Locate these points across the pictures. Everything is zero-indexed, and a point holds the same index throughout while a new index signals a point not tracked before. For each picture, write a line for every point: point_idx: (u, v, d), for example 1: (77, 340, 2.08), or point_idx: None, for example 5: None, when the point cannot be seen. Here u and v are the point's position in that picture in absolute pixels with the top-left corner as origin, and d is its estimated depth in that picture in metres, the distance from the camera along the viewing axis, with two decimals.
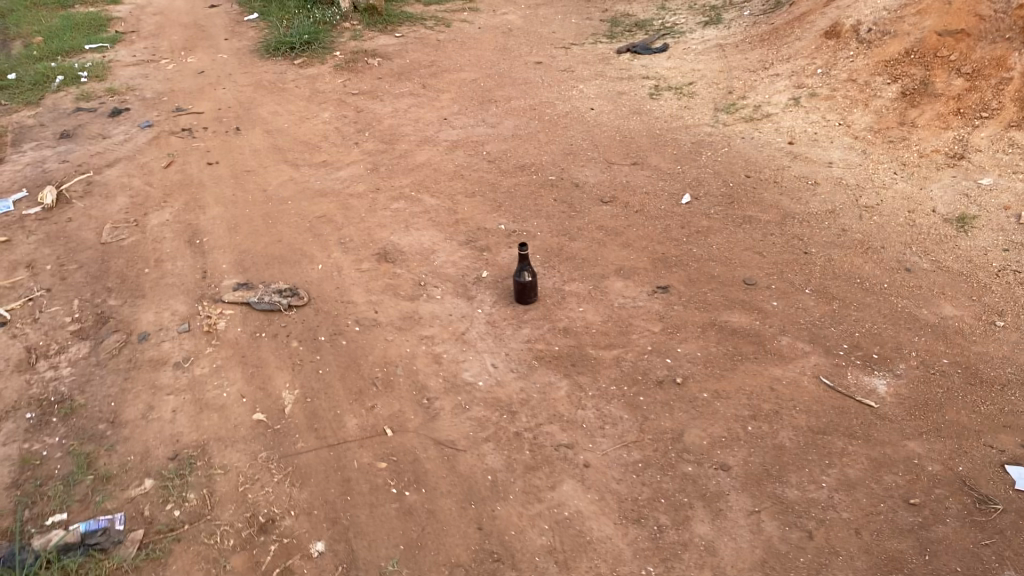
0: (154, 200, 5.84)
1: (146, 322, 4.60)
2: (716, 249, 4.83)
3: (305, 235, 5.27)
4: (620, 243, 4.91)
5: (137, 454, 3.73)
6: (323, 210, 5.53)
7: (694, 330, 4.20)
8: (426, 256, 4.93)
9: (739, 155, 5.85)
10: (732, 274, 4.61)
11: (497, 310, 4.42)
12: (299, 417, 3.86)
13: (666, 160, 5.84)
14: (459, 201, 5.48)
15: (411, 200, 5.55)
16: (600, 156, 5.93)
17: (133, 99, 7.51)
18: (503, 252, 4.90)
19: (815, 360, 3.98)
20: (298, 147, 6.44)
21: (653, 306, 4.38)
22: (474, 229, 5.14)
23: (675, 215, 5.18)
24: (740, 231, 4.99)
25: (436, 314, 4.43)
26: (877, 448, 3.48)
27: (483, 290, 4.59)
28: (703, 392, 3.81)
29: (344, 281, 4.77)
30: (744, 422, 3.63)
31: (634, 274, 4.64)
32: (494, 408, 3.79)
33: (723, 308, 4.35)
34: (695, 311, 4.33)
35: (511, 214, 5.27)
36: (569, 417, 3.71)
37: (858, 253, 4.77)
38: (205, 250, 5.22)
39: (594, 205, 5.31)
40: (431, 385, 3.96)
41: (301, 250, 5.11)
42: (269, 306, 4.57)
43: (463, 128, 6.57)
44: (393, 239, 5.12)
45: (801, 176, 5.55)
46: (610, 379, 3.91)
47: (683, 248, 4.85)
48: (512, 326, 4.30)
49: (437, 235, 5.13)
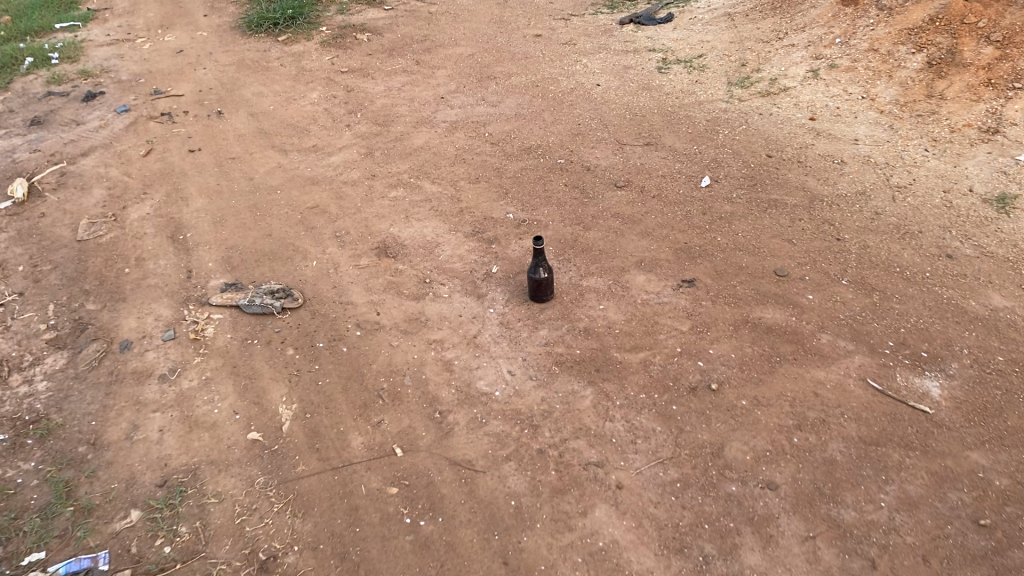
0: (134, 192, 5.44)
1: (128, 329, 4.23)
2: (742, 236, 4.49)
3: (298, 228, 4.89)
4: (637, 233, 4.56)
5: (122, 481, 3.38)
6: (316, 200, 5.14)
7: (725, 328, 3.87)
8: (429, 250, 4.56)
9: (757, 133, 5.49)
10: (761, 264, 4.27)
11: (510, 310, 4.08)
12: (298, 436, 3.51)
13: (681, 139, 5.47)
14: (461, 188, 5.11)
15: (410, 187, 5.17)
16: (609, 137, 5.56)
17: (108, 81, 7.06)
18: (513, 244, 4.54)
19: (860, 361, 3.66)
20: (286, 131, 6.03)
21: (679, 303, 4.04)
22: (479, 220, 4.78)
23: (695, 200, 4.83)
24: (765, 216, 4.65)
25: (443, 315, 4.08)
26: (937, 460, 3.17)
27: (494, 287, 4.24)
28: (741, 399, 3.48)
29: (342, 280, 4.41)
30: (789, 434, 3.31)
31: (656, 267, 4.29)
32: (514, 422, 3.45)
33: (755, 303, 4.01)
34: (725, 307, 4.00)
35: (519, 202, 4.91)
36: (596, 431, 3.38)
37: (894, 239, 4.44)
38: (190, 247, 4.84)
39: (607, 190, 4.96)
40: (442, 397, 3.62)
41: (293, 245, 4.74)
42: (260, 309, 4.20)
43: (462, 107, 6.17)
44: (393, 231, 4.75)
45: (825, 155, 5.20)
46: (638, 386, 3.58)
47: (706, 236, 4.51)
48: (528, 327, 3.96)
49: (440, 226, 4.77)
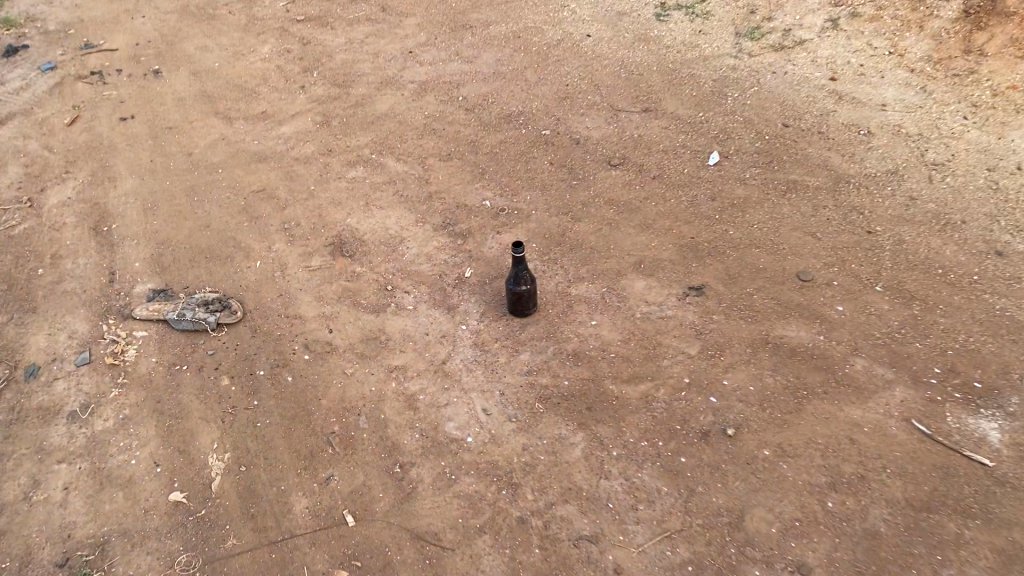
0: (54, 170, 4.70)
1: (36, 350, 3.58)
2: (757, 229, 3.85)
3: (240, 218, 4.21)
4: (635, 226, 3.92)
5: (14, 559, 2.78)
6: (263, 182, 4.45)
7: (741, 352, 3.26)
8: (392, 247, 3.92)
9: (772, 97, 4.79)
10: (781, 266, 3.65)
11: (486, 327, 3.46)
12: (230, 497, 2.90)
13: (685, 104, 4.77)
14: (431, 166, 4.44)
15: (372, 166, 4.50)
16: (602, 100, 4.85)
17: (33, 32, 6.22)
18: (489, 241, 3.90)
19: (902, 395, 3.07)
20: (232, 93, 5.27)
21: (685, 318, 3.43)
22: (450, 209, 4.12)
23: (702, 181, 4.17)
24: (784, 202, 4.01)
25: (407, 334, 3.46)
26: (1003, 533, 2.59)
27: (467, 297, 3.61)
28: (762, 448, 2.90)
29: (289, 286, 3.76)
30: (823, 497, 2.73)
31: (658, 270, 3.67)
32: (490, 480, 2.86)
33: (776, 319, 3.40)
34: (740, 323, 3.39)
35: (497, 185, 4.25)
36: (589, 494, 2.79)
37: (934, 231, 3.81)
38: (115, 241, 4.15)
39: (599, 169, 4.29)
40: (403, 444, 3.01)
41: (234, 240, 4.07)
42: (192, 325, 3.56)
43: (433, 63, 5.42)
44: (350, 223, 4.09)
45: (849, 125, 4.54)
46: (639, 431, 2.98)
47: (716, 229, 3.87)
48: (506, 351, 3.35)
49: (406, 216, 4.11)
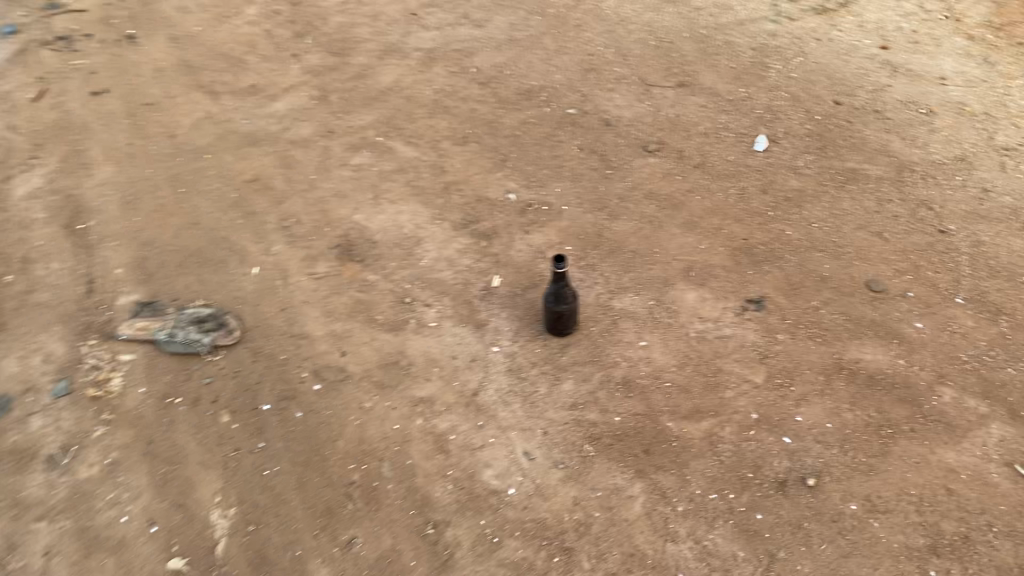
0: (19, 154, 4.14)
1: (6, 378, 3.10)
2: (818, 229, 3.44)
3: (233, 214, 3.74)
4: (680, 224, 3.50)
5: None
6: (256, 170, 3.97)
7: (813, 381, 2.88)
8: (408, 250, 3.48)
9: (819, 69, 4.34)
10: (848, 274, 3.25)
11: (520, 349, 3.06)
12: (239, 564, 2.51)
13: (723, 78, 4.31)
14: (445, 152, 3.97)
15: (379, 150, 4.02)
16: (630, 74, 4.38)
17: None
18: (517, 243, 3.46)
19: (999, 434, 2.71)
20: (217, 63, 4.74)
21: (745, 338, 3.04)
22: (470, 204, 3.68)
23: (750, 170, 3.74)
24: (844, 195, 3.59)
25: (430, 358, 3.05)
26: None
27: (497, 313, 3.19)
28: (849, 503, 2.54)
29: (293, 298, 3.32)
30: (924, 564, 2.38)
31: (711, 279, 3.26)
32: (540, 543, 2.48)
33: (849, 339, 3.02)
34: (809, 345, 3.00)
35: (521, 174, 3.80)
36: (656, 561, 2.42)
37: (1014, 230, 3.42)
38: (92, 242, 3.66)
39: (635, 155, 3.85)
40: (436, 498, 2.62)
41: (228, 241, 3.61)
42: (185, 348, 3.13)
43: (439, 27, 4.90)
44: (358, 220, 3.64)
45: (907, 102, 4.09)
46: (706, 481, 2.61)
47: (771, 229, 3.45)
48: (546, 379, 2.95)
49: (420, 211, 3.66)
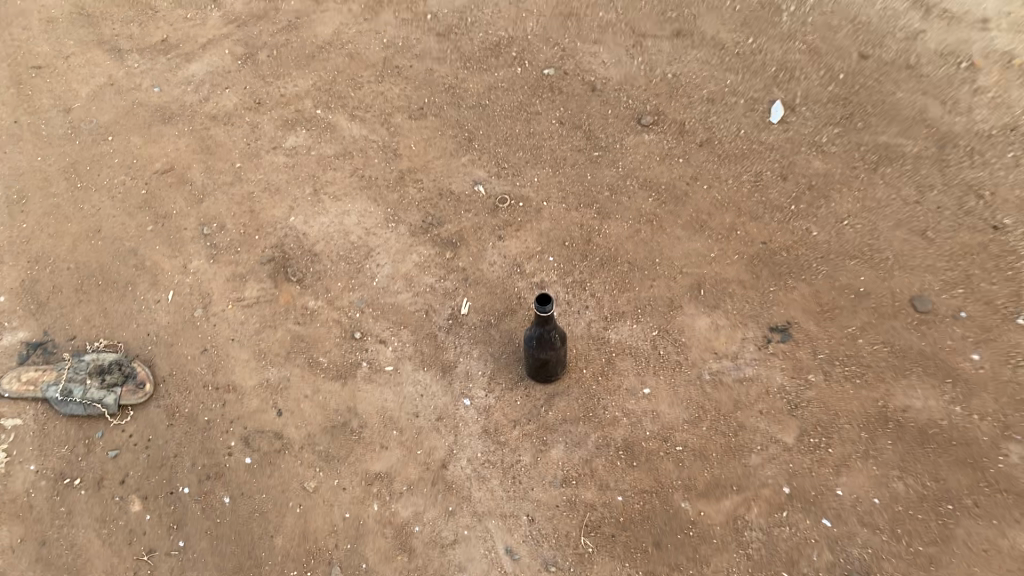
0: None
1: None
2: (849, 228, 2.88)
3: (142, 218, 3.08)
4: (684, 224, 2.91)
5: None
6: (170, 155, 3.28)
7: (854, 440, 2.38)
8: (356, 264, 2.87)
9: (839, 11, 3.65)
10: (888, 289, 2.71)
11: (497, 402, 2.50)
12: None
13: (726, 23, 3.63)
14: (398, 128, 3.30)
15: (318, 126, 3.34)
16: (617, 18, 3.69)
17: None
18: (488, 252, 2.86)
19: None
20: (122, 11, 3.98)
21: (770, 380, 2.50)
22: (431, 199, 3.04)
23: (765, 148, 3.13)
24: (879, 181, 3.02)
25: (387, 416, 2.49)
26: None
27: (467, 350, 2.62)
28: None
29: (217, 335, 2.72)
30: None
31: (725, 298, 2.70)
32: None
33: (894, 379, 2.50)
34: (846, 390, 2.48)
35: (491, 158, 3.17)
36: None
37: None
38: None
39: (627, 131, 3.23)
40: None
41: (136, 256, 2.97)
42: (83, 410, 2.55)
43: None
44: (295, 224, 3.01)
45: (945, 53, 3.44)
46: None
47: (794, 228, 2.88)
48: (529, 442, 2.41)
49: (370, 210, 3.03)
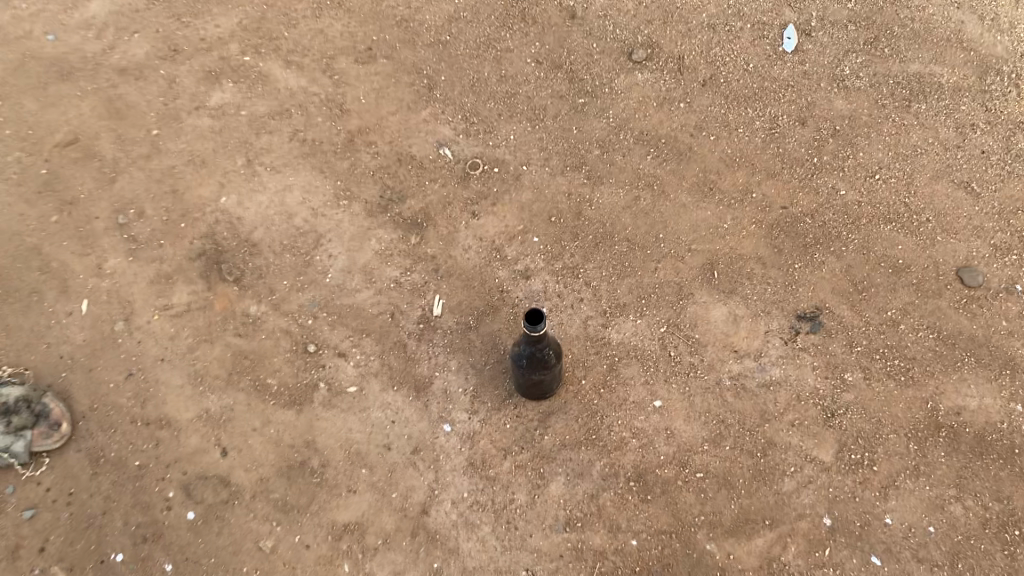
0: None
1: None
2: (881, 184, 2.46)
3: (42, 204, 2.56)
4: (689, 187, 2.47)
5: None
6: (72, 123, 2.73)
7: (902, 454, 2.03)
8: (305, 257, 2.41)
9: None
10: (931, 260, 2.32)
11: (482, 426, 2.12)
12: None
13: None
14: (343, 75, 2.77)
15: (248, 77, 2.80)
16: None
17: None
18: (461, 235, 2.41)
19: None
20: None
21: (801, 384, 2.14)
22: (389, 168, 2.56)
23: (779, 86, 2.66)
24: (913, 122, 2.58)
25: (353, 451, 2.10)
26: None
27: (444, 362, 2.22)
28: None
29: (143, 355, 2.28)
30: None
31: (743, 281, 2.30)
32: None
33: (944, 374, 2.14)
34: (889, 391, 2.12)
35: (457, 112, 2.67)
36: None
37: None
38: None
39: (616, 69, 2.73)
40: None
41: (38, 254, 2.45)
42: None
43: None
44: (228, 206, 2.52)
45: None
46: None
47: (817, 187, 2.46)
48: (524, 476, 2.05)
49: (317, 184, 2.54)
